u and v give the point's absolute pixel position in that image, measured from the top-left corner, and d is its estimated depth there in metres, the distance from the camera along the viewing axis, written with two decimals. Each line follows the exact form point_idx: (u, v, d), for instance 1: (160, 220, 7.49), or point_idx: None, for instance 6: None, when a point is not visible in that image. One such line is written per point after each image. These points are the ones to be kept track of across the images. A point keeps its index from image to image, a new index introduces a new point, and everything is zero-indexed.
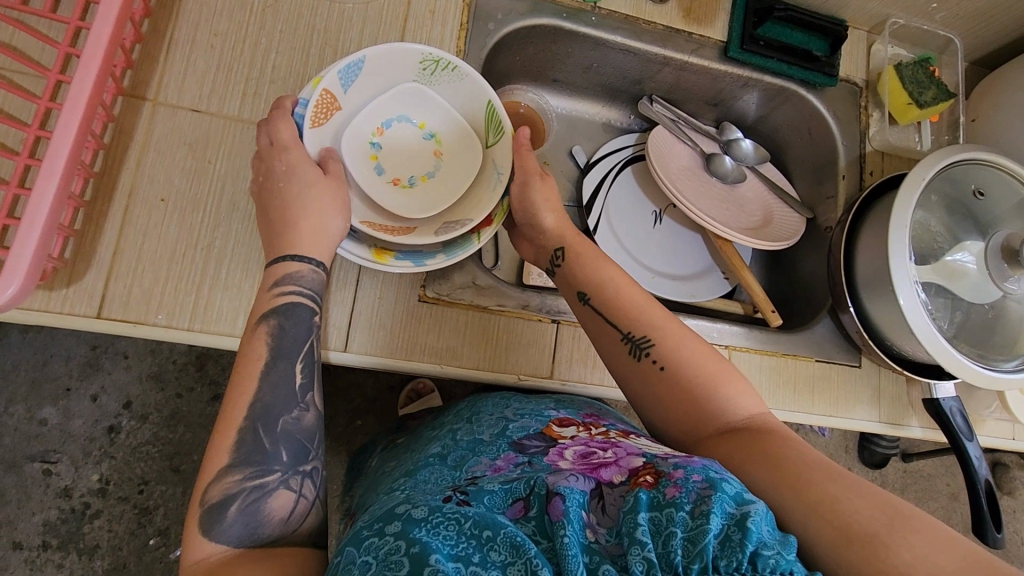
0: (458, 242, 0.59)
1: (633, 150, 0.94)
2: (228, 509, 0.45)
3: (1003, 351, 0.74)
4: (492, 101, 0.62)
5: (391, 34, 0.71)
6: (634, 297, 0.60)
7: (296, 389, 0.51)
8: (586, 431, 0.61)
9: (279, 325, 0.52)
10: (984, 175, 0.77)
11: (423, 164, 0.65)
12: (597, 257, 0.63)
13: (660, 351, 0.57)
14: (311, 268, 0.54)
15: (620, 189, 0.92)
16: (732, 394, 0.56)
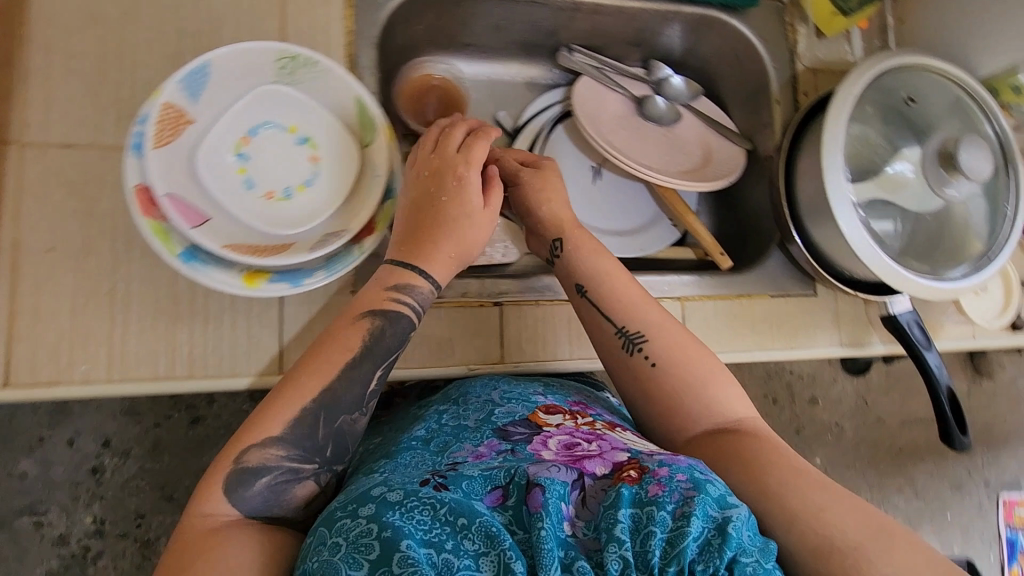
0: (338, 256, 0.57)
1: (561, 106, 0.89)
2: (259, 480, 0.49)
3: (949, 261, 0.73)
4: (360, 96, 0.58)
5: (270, 24, 0.65)
6: (633, 296, 0.62)
7: (365, 393, 0.53)
8: (573, 419, 0.60)
9: (381, 326, 0.54)
10: (914, 81, 0.74)
11: (299, 171, 0.60)
12: (595, 251, 0.65)
13: (654, 349, 0.60)
14: (428, 286, 0.56)
15: (554, 149, 0.88)
16: (721, 394, 0.58)
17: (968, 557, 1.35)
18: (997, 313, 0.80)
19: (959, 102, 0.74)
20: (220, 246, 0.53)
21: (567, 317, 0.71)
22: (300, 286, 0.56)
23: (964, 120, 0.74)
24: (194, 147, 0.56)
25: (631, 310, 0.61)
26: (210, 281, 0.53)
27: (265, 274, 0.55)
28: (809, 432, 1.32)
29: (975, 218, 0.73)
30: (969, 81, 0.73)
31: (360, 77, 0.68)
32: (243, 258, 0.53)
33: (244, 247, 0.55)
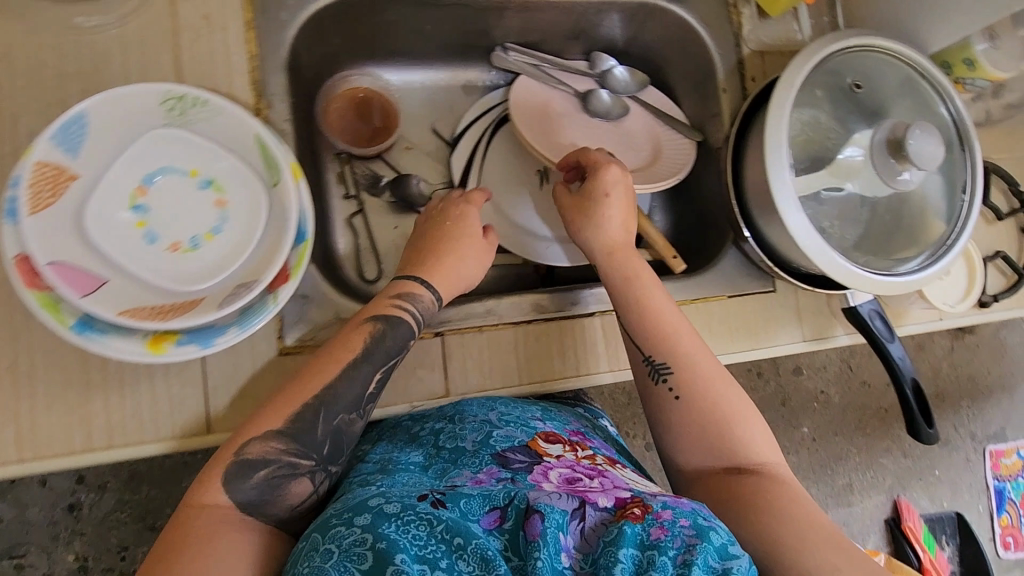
0: (251, 309, 0.53)
1: (499, 109, 0.84)
2: (256, 472, 0.50)
3: (902, 253, 0.70)
4: (259, 134, 0.53)
5: (163, 56, 0.60)
6: (668, 330, 0.62)
7: (363, 395, 0.56)
8: (572, 451, 0.58)
9: (378, 330, 0.57)
10: (860, 64, 0.71)
11: (205, 217, 0.56)
12: (632, 280, 0.65)
13: (679, 381, 0.60)
14: (429, 295, 0.62)
15: (497, 155, 0.83)
16: (745, 435, 0.58)
17: (957, 510, 1.36)
18: (959, 297, 0.79)
19: (910, 81, 0.71)
20: (116, 313, 0.49)
21: (514, 340, 0.68)
22: (213, 346, 0.52)
23: (916, 101, 0.71)
24: (82, 205, 0.51)
25: (660, 336, 0.62)
26: (110, 351, 0.49)
27: (171, 338, 0.51)
28: (795, 403, 1.30)
29: (932, 197, 0.70)
30: (918, 60, 0.70)
31: (269, 105, 0.62)
32: (144, 324, 0.49)
33: (144, 310, 0.51)
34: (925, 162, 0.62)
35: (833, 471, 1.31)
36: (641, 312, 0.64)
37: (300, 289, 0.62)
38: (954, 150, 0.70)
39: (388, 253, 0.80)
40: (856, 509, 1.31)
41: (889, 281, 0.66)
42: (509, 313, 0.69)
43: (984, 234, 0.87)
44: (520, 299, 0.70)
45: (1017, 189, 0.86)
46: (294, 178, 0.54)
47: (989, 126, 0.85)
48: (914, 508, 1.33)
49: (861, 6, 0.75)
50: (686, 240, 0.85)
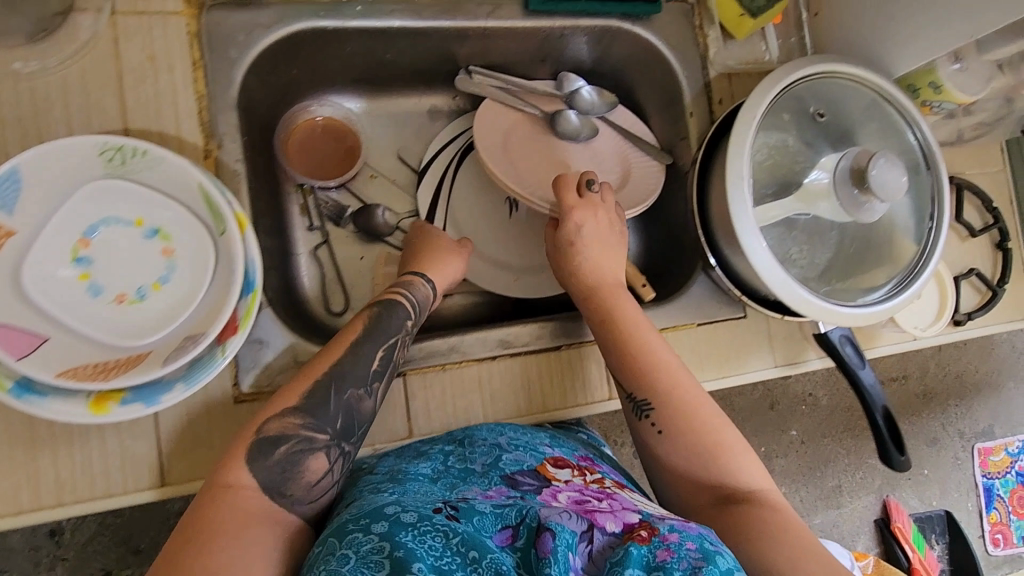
0: (197, 365, 0.51)
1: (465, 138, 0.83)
2: (278, 447, 0.50)
3: (864, 284, 0.69)
4: (203, 183, 0.52)
5: (107, 100, 0.58)
6: (645, 363, 0.61)
7: (370, 372, 0.58)
8: (581, 476, 0.57)
9: (375, 312, 0.61)
10: (825, 90, 0.70)
11: (152, 267, 0.55)
12: (611, 309, 0.66)
13: (661, 416, 0.59)
14: (421, 280, 0.67)
15: (464, 185, 0.82)
16: (734, 465, 0.56)
17: (946, 509, 1.36)
18: (932, 318, 0.81)
19: (876, 105, 0.70)
20: (56, 374, 0.48)
21: (478, 377, 0.67)
22: (158, 403, 0.50)
23: (882, 125, 0.70)
24: (18, 262, 0.50)
25: (639, 370, 0.61)
26: (49, 414, 0.47)
27: (115, 397, 0.49)
28: (783, 406, 1.29)
29: (900, 219, 0.69)
30: (882, 84, 0.69)
31: (219, 145, 0.61)
32: (85, 385, 0.48)
33: (86, 369, 0.49)
34: (889, 193, 0.62)
35: (821, 473, 1.30)
36: (620, 347, 0.63)
37: (255, 334, 0.61)
38: (919, 171, 0.70)
39: (355, 285, 0.79)
40: (846, 510, 1.31)
41: (850, 312, 0.65)
42: (473, 350, 0.67)
43: (957, 251, 0.86)
44: (484, 334, 0.68)
45: (990, 206, 0.85)
46: (240, 227, 0.52)
47: (960, 143, 0.84)
48: (903, 507, 1.33)
49: (827, 27, 0.74)
50: (658, 263, 0.84)
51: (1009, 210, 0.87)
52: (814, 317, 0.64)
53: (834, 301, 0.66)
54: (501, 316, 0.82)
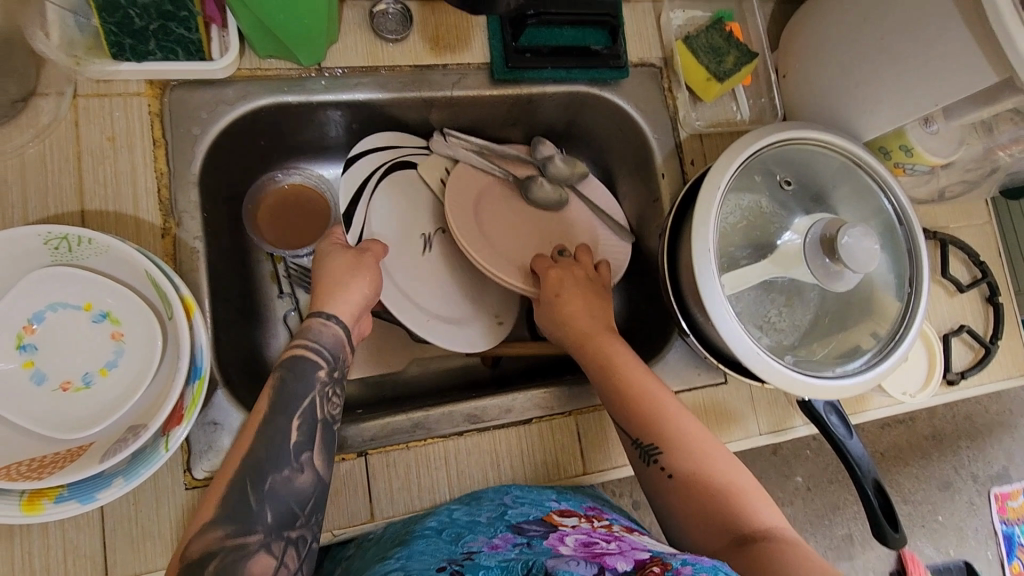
0: (138, 458, 0.49)
1: (392, 155, 0.75)
2: (205, 569, 0.43)
3: (844, 353, 0.66)
4: (150, 270, 0.51)
5: (65, 181, 0.58)
6: (647, 404, 0.57)
7: (290, 446, 0.50)
8: (588, 522, 0.54)
9: (281, 376, 0.52)
10: (790, 158, 0.68)
11: (99, 353, 0.54)
12: (604, 351, 0.62)
13: (669, 457, 0.54)
14: (326, 323, 0.57)
15: (387, 206, 0.75)
16: (751, 505, 0.50)
17: (966, 559, 1.28)
18: (920, 384, 0.78)
19: (847, 169, 0.69)
20: None
21: (444, 455, 0.64)
22: (95, 500, 0.48)
23: (854, 188, 0.69)
24: None
25: (642, 408, 0.57)
26: None
27: (49, 495, 0.47)
28: (786, 450, 1.25)
29: (881, 277, 0.67)
30: (850, 148, 0.67)
31: (177, 223, 0.60)
32: (18, 484, 0.46)
33: (20, 467, 0.47)
34: (859, 263, 0.60)
35: (830, 521, 1.24)
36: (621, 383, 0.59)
37: (209, 416, 0.58)
38: (893, 229, 0.68)
39: None
40: (857, 562, 1.22)
41: (826, 383, 0.62)
42: (438, 427, 0.65)
43: (945, 307, 0.83)
44: (451, 410, 0.65)
45: (976, 260, 0.83)
46: (186, 313, 0.51)
47: (941, 198, 0.82)
48: (919, 557, 1.26)
49: (794, 90, 0.74)
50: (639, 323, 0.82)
51: (996, 263, 0.85)
52: (785, 389, 0.61)
53: (807, 371, 0.64)
54: (476, 382, 0.79)
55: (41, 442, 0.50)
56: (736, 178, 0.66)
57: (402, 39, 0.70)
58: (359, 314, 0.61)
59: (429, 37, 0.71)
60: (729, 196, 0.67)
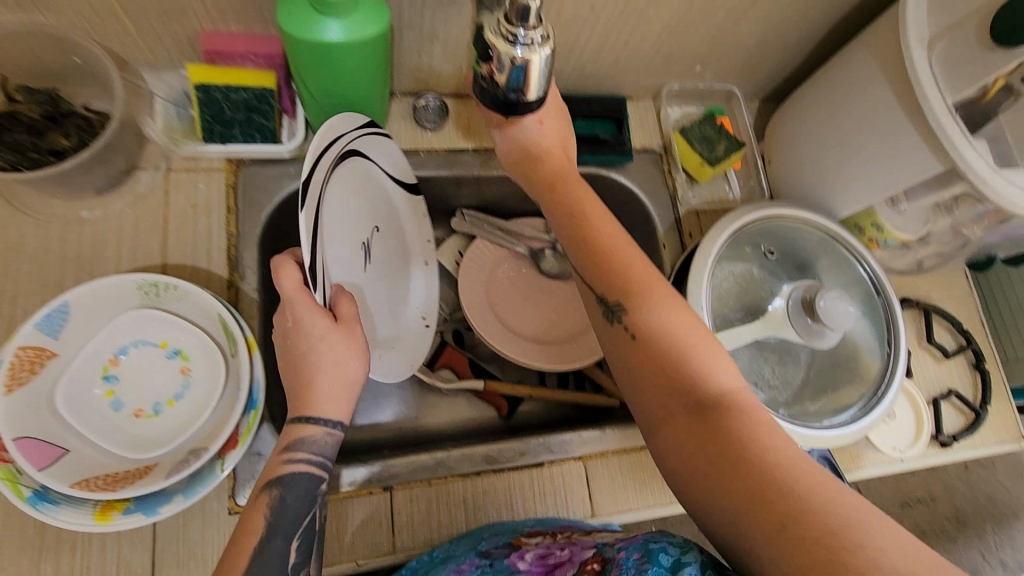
0: (196, 478, 0.56)
1: (339, 148, 0.62)
2: None
3: (831, 407, 0.72)
4: (222, 313, 0.60)
5: (153, 239, 0.69)
6: (621, 267, 0.55)
7: (285, 569, 0.51)
8: (552, 536, 0.62)
9: (279, 497, 0.53)
10: (774, 235, 0.78)
11: (170, 385, 0.63)
12: (591, 211, 0.59)
13: (634, 318, 0.53)
14: (325, 432, 0.55)
15: (330, 224, 0.62)
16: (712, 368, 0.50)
17: None
18: (910, 441, 0.83)
19: (827, 243, 0.78)
20: (71, 485, 0.52)
21: (462, 492, 0.70)
22: (157, 514, 0.54)
23: (834, 261, 0.78)
24: (56, 381, 0.57)
25: (611, 273, 0.55)
26: (58, 521, 0.52)
27: (118, 507, 0.54)
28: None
29: (863, 340, 0.74)
30: (829, 226, 0.77)
31: (242, 277, 0.70)
32: (95, 495, 0.53)
33: (96, 480, 0.54)
34: (837, 322, 0.67)
35: None
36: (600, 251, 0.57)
37: (255, 448, 0.65)
38: (872, 298, 0.76)
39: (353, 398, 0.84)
40: None
41: (818, 433, 0.68)
42: (458, 466, 0.70)
43: (934, 372, 0.88)
44: (470, 450, 0.71)
45: (959, 328, 0.89)
46: (249, 350, 0.60)
47: (920, 270, 0.90)
48: None
49: (780, 172, 0.84)
50: None
51: (980, 332, 0.91)
52: None
53: (802, 423, 0.69)
54: (492, 429, 0.85)
55: (115, 460, 0.57)
56: (728, 249, 0.75)
57: (438, 127, 0.82)
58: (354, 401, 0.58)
59: (461, 125, 0.83)
60: (723, 264, 0.75)
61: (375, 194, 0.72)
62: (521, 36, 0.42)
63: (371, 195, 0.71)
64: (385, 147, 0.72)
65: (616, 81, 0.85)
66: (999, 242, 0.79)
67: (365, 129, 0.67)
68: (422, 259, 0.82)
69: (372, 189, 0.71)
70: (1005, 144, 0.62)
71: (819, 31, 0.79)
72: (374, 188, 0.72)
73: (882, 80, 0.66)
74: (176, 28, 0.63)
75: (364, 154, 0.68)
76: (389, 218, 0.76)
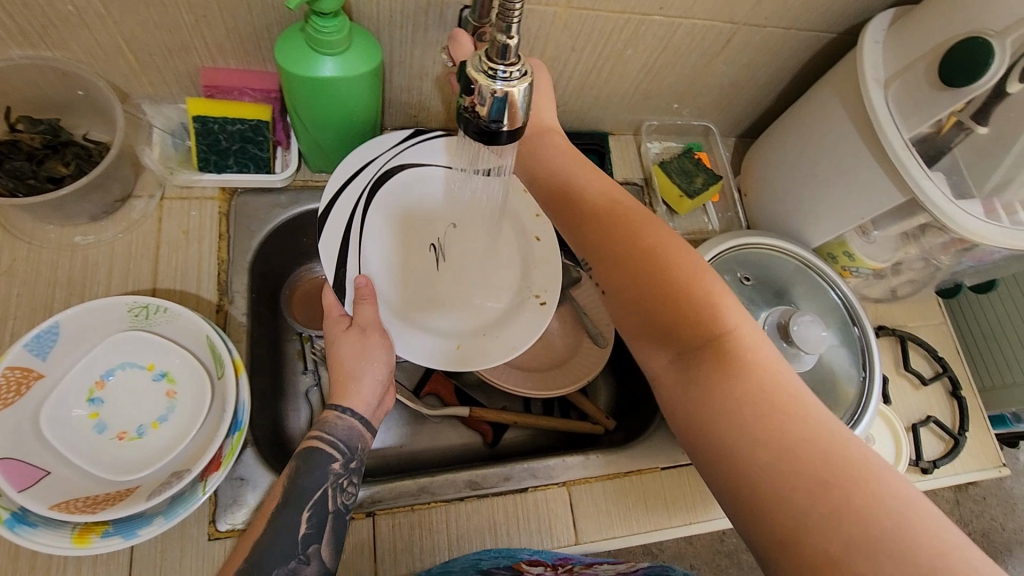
0: (177, 499, 0.56)
1: (371, 175, 0.74)
2: None
3: None
4: (210, 335, 0.61)
5: (144, 264, 0.70)
6: (595, 224, 0.57)
7: (298, 539, 0.54)
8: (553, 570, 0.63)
9: (296, 468, 0.57)
10: (752, 263, 0.80)
11: (155, 408, 0.63)
12: (565, 169, 0.61)
13: (606, 275, 0.55)
14: (339, 415, 0.60)
15: (374, 241, 0.73)
16: (691, 318, 0.51)
17: None
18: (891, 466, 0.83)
19: (801, 271, 0.80)
20: (51, 507, 0.52)
21: (446, 518, 0.69)
22: (136, 537, 0.54)
23: (809, 287, 0.80)
24: (41, 403, 0.58)
25: (585, 231, 0.57)
26: (35, 544, 0.51)
27: (97, 530, 0.53)
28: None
29: (840, 365, 0.76)
30: (802, 254, 0.80)
31: (231, 301, 0.71)
32: (75, 517, 0.52)
33: (76, 502, 0.54)
34: (811, 346, 0.69)
35: None
36: (599, 228, 0.56)
37: (237, 472, 0.64)
38: (847, 326, 0.78)
39: None
40: None
41: None
42: (442, 491, 0.70)
43: (912, 399, 0.90)
44: (453, 476, 0.71)
45: (935, 355, 0.91)
46: (235, 372, 0.60)
47: (894, 298, 0.93)
48: None
49: (756, 203, 0.88)
50: (628, 407, 0.90)
51: (955, 359, 0.94)
52: None
53: None
54: (478, 456, 0.85)
55: (96, 482, 0.57)
56: None
57: None
58: (375, 399, 0.63)
59: None
60: None
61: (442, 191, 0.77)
62: (501, 72, 0.44)
63: (434, 195, 0.77)
64: (434, 149, 0.78)
65: (598, 117, 0.89)
66: (965, 270, 0.83)
67: (400, 146, 0.77)
68: (531, 235, 0.77)
69: (434, 188, 0.77)
70: (959, 177, 0.66)
71: (787, 73, 0.84)
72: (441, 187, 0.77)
73: (846, 116, 0.70)
74: (177, 64, 0.66)
75: (415, 164, 0.77)
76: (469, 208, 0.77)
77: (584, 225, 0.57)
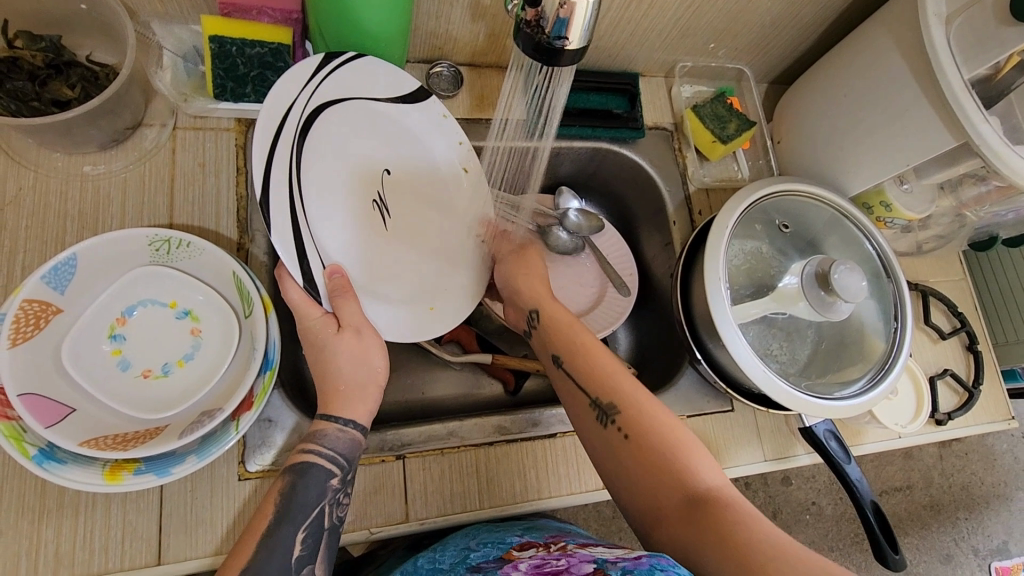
0: (210, 438, 0.54)
1: (296, 124, 0.60)
2: None
3: (835, 381, 0.74)
4: (236, 273, 0.58)
5: (158, 198, 0.66)
6: (605, 367, 0.63)
7: (290, 561, 0.52)
8: (545, 549, 0.60)
9: (290, 484, 0.55)
10: (787, 210, 0.79)
11: (178, 347, 0.61)
12: (572, 324, 0.67)
13: (624, 420, 0.59)
14: (339, 428, 0.57)
15: (314, 209, 0.62)
16: (693, 463, 0.57)
17: None
18: (910, 416, 0.85)
19: (836, 219, 0.79)
20: (80, 445, 0.50)
21: (474, 462, 0.69)
22: (168, 475, 0.53)
23: (843, 238, 0.79)
24: (61, 338, 0.55)
25: (597, 375, 0.62)
26: (65, 481, 0.49)
27: (129, 467, 0.51)
28: (787, 513, 1.40)
29: (869, 322, 0.76)
30: (839, 202, 0.78)
31: (251, 239, 0.67)
32: (106, 455, 0.50)
33: (105, 440, 0.52)
34: (852, 295, 0.68)
35: None
36: (605, 377, 0.62)
37: (265, 413, 0.63)
38: (880, 279, 0.77)
39: None
40: None
41: (833, 403, 0.69)
42: (470, 435, 0.70)
43: (930, 352, 0.90)
44: (482, 421, 0.71)
45: (955, 310, 0.91)
46: (264, 311, 0.58)
47: (919, 253, 0.92)
48: None
49: (789, 152, 0.85)
50: (650, 356, 0.90)
51: (973, 315, 0.94)
52: (806, 411, 0.68)
53: (823, 395, 0.71)
54: (499, 404, 0.85)
55: (124, 420, 0.55)
56: (740, 227, 0.77)
57: (453, 94, 0.80)
58: (374, 404, 0.60)
59: (475, 95, 0.82)
60: (735, 242, 0.77)
61: (374, 127, 0.67)
62: None
63: (367, 132, 0.67)
64: (357, 75, 0.65)
65: (631, 56, 0.85)
66: (999, 224, 0.81)
67: (319, 73, 0.61)
68: (460, 166, 0.72)
69: (371, 125, 0.67)
70: (1014, 123, 0.63)
71: (832, 12, 0.80)
72: (373, 122, 0.67)
73: (901, 58, 0.67)
74: None
75: (338, 100, 0.64)
76: (408, 140, 0.69)
77: (591, 376, 0.63)
